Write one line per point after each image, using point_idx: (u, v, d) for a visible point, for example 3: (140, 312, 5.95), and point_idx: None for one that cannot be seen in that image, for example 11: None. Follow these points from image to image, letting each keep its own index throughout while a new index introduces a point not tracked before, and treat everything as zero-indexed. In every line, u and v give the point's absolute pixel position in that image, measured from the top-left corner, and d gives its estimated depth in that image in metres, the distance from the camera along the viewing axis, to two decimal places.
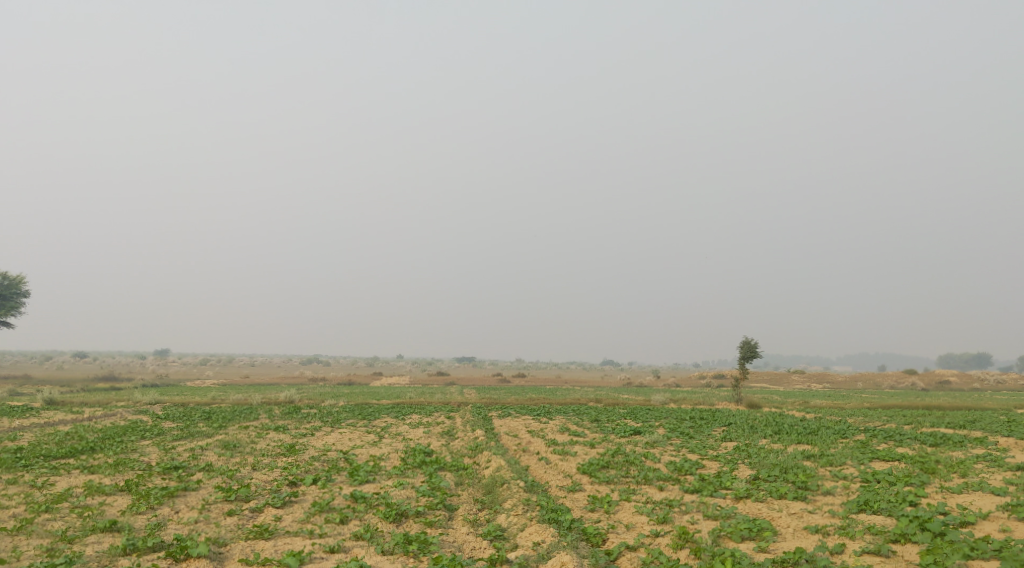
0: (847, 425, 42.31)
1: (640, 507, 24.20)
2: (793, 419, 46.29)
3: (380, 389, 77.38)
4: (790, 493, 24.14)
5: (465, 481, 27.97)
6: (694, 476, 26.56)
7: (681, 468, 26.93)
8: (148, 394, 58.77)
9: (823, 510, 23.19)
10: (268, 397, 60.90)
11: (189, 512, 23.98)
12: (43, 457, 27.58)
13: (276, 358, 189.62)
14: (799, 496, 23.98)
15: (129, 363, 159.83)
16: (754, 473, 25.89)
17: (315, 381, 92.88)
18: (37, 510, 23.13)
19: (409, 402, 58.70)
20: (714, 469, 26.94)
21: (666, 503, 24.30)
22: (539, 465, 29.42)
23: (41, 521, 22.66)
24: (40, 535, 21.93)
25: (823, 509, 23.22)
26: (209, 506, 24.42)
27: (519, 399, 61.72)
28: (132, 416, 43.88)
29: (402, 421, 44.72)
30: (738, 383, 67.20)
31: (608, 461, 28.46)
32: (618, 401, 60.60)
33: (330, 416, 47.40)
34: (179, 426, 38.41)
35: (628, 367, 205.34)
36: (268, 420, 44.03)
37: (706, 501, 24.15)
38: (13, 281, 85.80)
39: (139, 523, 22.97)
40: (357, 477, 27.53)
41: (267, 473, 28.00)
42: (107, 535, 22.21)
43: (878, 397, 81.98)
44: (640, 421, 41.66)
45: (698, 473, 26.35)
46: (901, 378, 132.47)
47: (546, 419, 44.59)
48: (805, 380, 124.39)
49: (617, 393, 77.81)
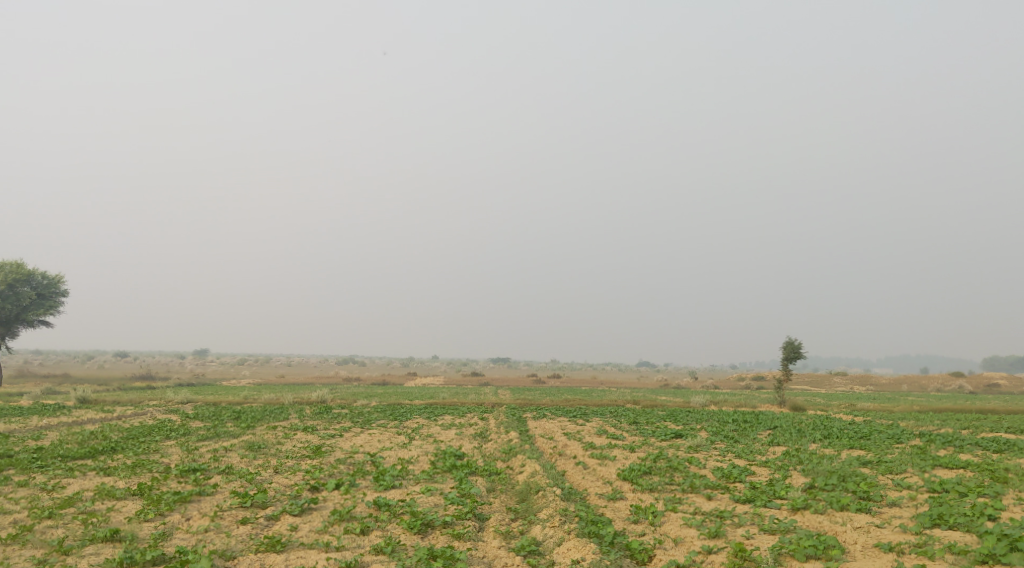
0: (901, 429, 40.02)
1: (689, 519, 22.65)
2: (842, 422, 44.15)
3: (414, 389, 76.48)
4: (853, 505, 22.38)
5: (497, 488, 26.62)
6: (744, 484, 24.90)
7: (729, 475, 25.29)
8: (181, 394, 58.52)
9: (893, 524, 21.43)
10: (300, 396, 60.34)
11: (200, 520, 23.02)
12: (60, 457, 26.92)
13: (312, 358, 190.38)
14: (863, 508, 22.24)
15: (168, 362, 161.46)
16: (809, 481, 24.12)
17: (349, 380, 92.38)
18: (39, 516, 22.37)
19: (443, 402, 57.52)
20: (764, 476, 25.23)
21: (717, 514, 22.71)
22: (577, 470, 27.92)
23: (41, 528, 21.90)
24: (36, 545, 21.16)
25: (892, 524, 21.45)
26: (222, 514, 23.44)
27: (554, 400, 60.29)
28: (162, 415, 43.33)
29: (434, 422, 43.48)
30: (781, 384, 64.92)
31: (650, 467, 26.88)
32: (656, 403, 58.86)
33: (361, 416, 46.40)
34: (207, 425, 37.65)
35: (663, 368, 202.83)
36: (298, 420, 43.16)
37: (760, 512, 22.51)
38: (52, 281, 86.75)
39: (144, 532, 22.07)
40: (382, 482, 26.36)
41: (289, 477, 26.96)
42: (107, 545, 21.32)
43: (926, 399, 78.84)
44: (682, 424, 39.89)
45: (749, 481, 24.67)
46: (949, 381, 128.42)
47: (583, 420, 43.03)
48: (846, 381, 121.21)
49: (655, 394, 75.86)
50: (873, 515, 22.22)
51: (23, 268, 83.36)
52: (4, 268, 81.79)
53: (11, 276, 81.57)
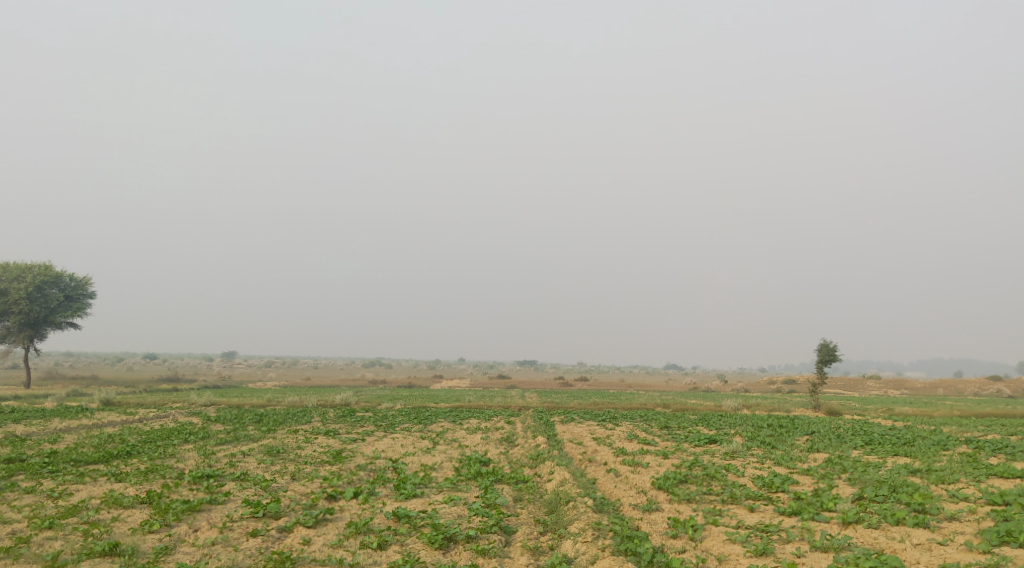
0: (946, 435, 38.25)
1: (732, 534, 21.37)
2: (882, 427, 42.38)
3: (439, 392, 75.61)
4: (910, 519, 21.01)
5: (525, 497, 25.52)
6: (788, 494, 23.56)
7: (771, 485, 23.95)
8: (205, 396, 58.20)
9: (957, 541, 20.02)
10: (324, 398, 59.70)
11: (208, 531, 22.23)
12: (73, 462, 26.36)
13: (340, 361, 190.82)
14: (920, 523, 20.85)
15: (197, 364, 162.51)
16: (858, 492, 22.73)
17: (375, 383, 91.74)
18: (39, 527, 21.72)
19: (468, 406, 56.52)
20: (809, 486, 23.87)
21: (762, 529, 21.41)
22: (608, 479, 26.72)
23: (39, 540, 21.24)
24: (29, 559, 20.47)
25: (956, 541, 20.04)
26: (232, 525, 22.63)
27: (582, 404, 59.03)
28: (185, 418, 42.88)
29: (460, 426, 42.51)
30: (816, 387, 63.06)
31: (686, 475, 25.61)
32: (686, 407, 57.36)
33: (385, 420, 45.56)
34: (227, 429, 36.99)
35: (691, 371, 200.23)
36: (320, 424, 42.39)
37: (810, 527, 21.13)
38: (80, 283, 87.33)
39: (146, 546, 21.33)
40: (402, 491, 25.40)
41: (307, 484, 26.11)
42: (105, 560, 20.60)
43: (966, 404, 76.42)
44: (715, 429, 38.47)
45: (794, 491, 23.30)
46: (987, 384, 124.96)
47: (612, 425, 41.79)
48: (880, 385, 118.20)
49: (686, 397, 74.31)
50: (933, 530, 20.80)
51: (52, 269, 84.09)
52: (33, 270, 82.64)
53: (40, 277, 82.35)
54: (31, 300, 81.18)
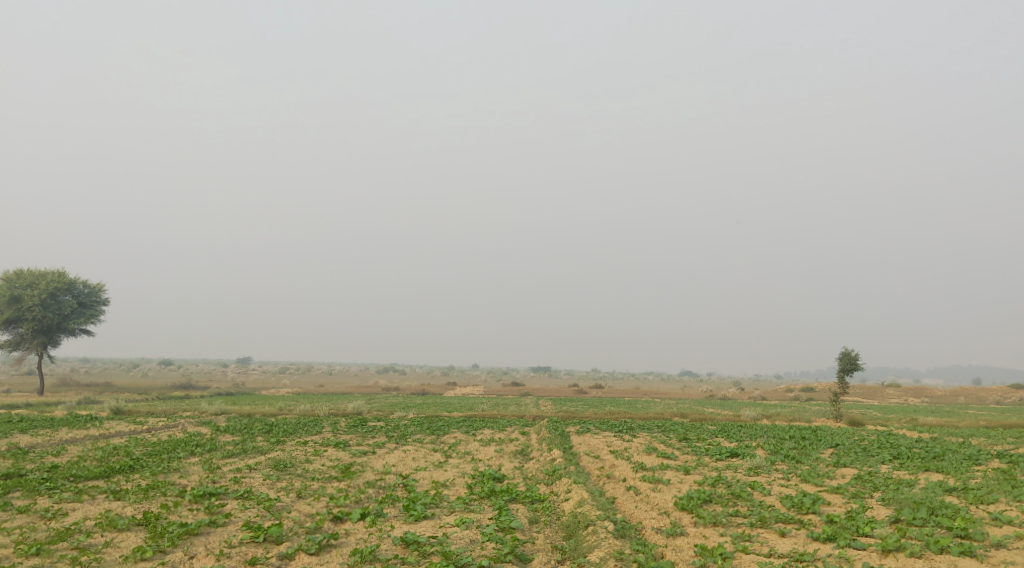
0: (977, 448, 36.89)
1: (765, 564, 20.34)
2: (909, 439, 41.06)
3: (453, 399, 74.80)
4: (954, 547, 19.95)
5: (541, 519, 24.56)
6: (819, 517, 22.49)
7: (801, 506, 22.90)
8: (216, 403, 57.62)
9: None
10: (335, 406, 58.88)
11: (204, 559, 21.48)
12: (72, 478, 25.81)
13: (354, 367, 190.55)
14: (967, 551, 19.78)
15: (211, 371, 162.53)
16: (895, 514, 21.70)
17: (388, 391, 91.00)
18: (27, 552, 21.07)
19: (482, 415, 55.60)
20: (842, 507, 22.82)
21: (796, 558, 20.36)
22: (628, 497, 25.71)
23: None
24: None
25: None
26: (230, 552, 21.86)
27: (597, 413, 57.97)
28: (193, 428, 42.23)
29: (472, 437, 41.60)
30: (837, 397, 61.61)
31: (711, 495, 24.55)
32: (704, 417, 56.15)
33: (397, 430, 44.70)
34: (235, 440, 36.31)
35: (706, 377, 198.35)
36: (331, 434, 41.59)
37: (848, 557, 20.08)
38: (94, 289, 87.15)
39: None
40: (412, 512, 24.54)
41: (312, 504, 25.30)
42: None
43: (991, 413, 74.70)
44: (736, 441, 37.32)
45: (826, 513, 22.23)
46: (1009, 392, 122.86)
47: (629, 436, 40.76)
48: (901, 394, 116.24)
49: (703, 406, 73.00)
50: (979, 559, 19.73)
51: (65, 276, 84.03)
52: (47, 277, 82.59)
53: (53, 285, 82.26)
54: (44, 307, 81.29)
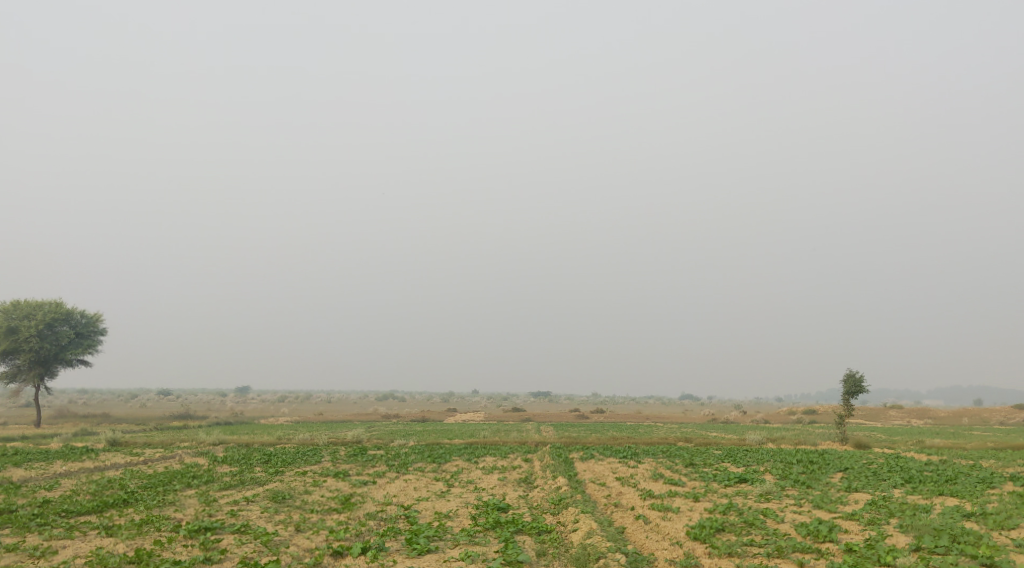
0: (988, 470, 36.28)
1: None
2: (918, 462, 40.40)
3: (453, 427, 74.02)
4: None
5: (548, 550, 23.88)
6: (837, 545, 21.90)
7: (817, 534, 22.33)
8: (214, 434, 56.78)
9: None
10: (334, 435, 58.08)
11: None
12: (63, 514, 25.15)
13: (354, 394, 189.41)
14: None
15: (209, 400, 161.23)
16: (915, 542, 21.19)
17: (388, 418, 90.25)
18: None
19: (484, 442, 54.84)
20: (859, 535, 22.25)
21: None
22: (637, 527, 25.05)
23: None
24: None
25: None
26: None
27: (600, 438, 57.21)
28: (191, 459, 41.53)
29: (475, 465, 40.88)
30: (842, 419, 60.94)
31: (724, 523, 23.91)
32: (709, 441, 55.47)
33: (398, 458, 44.02)
34: (233, 471, 35.61)
35: (707, 401, 197.03)
36: (330, 464, 40.90)
37: None
38: (91, 319, 86.46)
39: None
40: (415, 546, 23.86)
41: (312, 538, 24.62)
42: None
43: (997, 434, 73.94)
44: (743, 467, 36.64)
45: (844, 542, 21.68)
46: (1012, 412, 122.12)
47: (634, 462, 40.09)
48: (904, 415, 115.25)
49: (706, 430, 72.18)
50: None
51: (62, 306, 83.42)
52: (43, 308, 81.99)
53: (49, 315, 81.63)
54: (41, 338, 80.66)
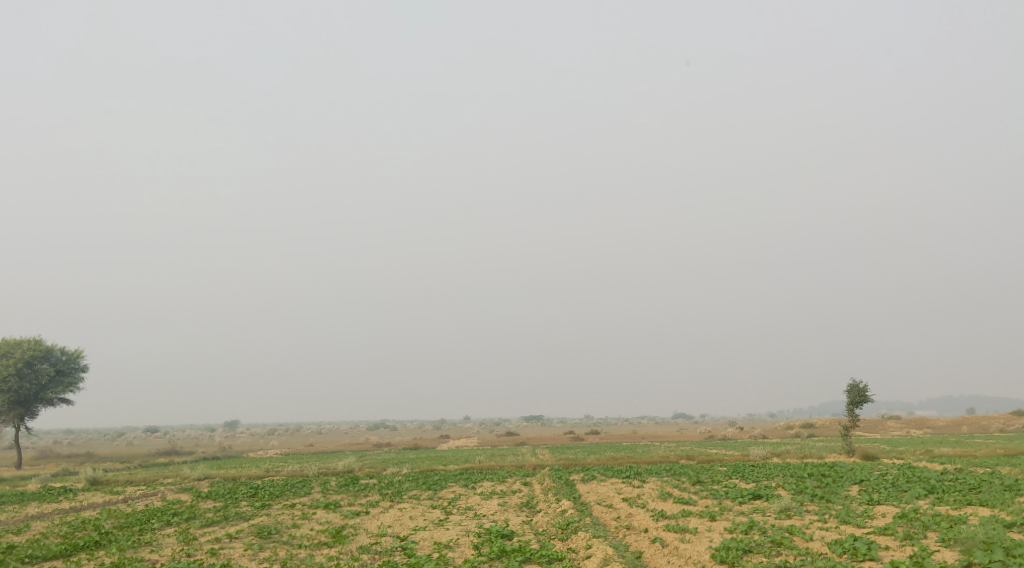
0: (1007, 477, 35.01)
1: None
2: (933, 471, 38.98)
3: (447, 452, 72.19)
4: None
5: None
6: (878, 565, 20.65)
7: (857, 553, 21.09)
8: (199, 469, 54.56)
9: None
10: (325, 465, 55.96)
11: None
12: (26, 561, 23.40)
13: (345, 423, 186.42)
14: None
15: (196, 435, 157.70)
16: (963, 560, 19.95)
17: (380, 446, 88.13)
18: None
19: (480, 467, 53.05)
20: (898, 554, 20.94)
21: None
22: (656, 551, 23.41)
23: None
24: None
25: None
26: None
27: (600, 459, 55.48)
28: (174, 495, 39.60)
29: (473, 490, 39.14)
30: (848, 430, 59.54)
31: (751, 544, 22.43)
32: (712, 458, 53.96)
33: (392, 486, 42.26)
34: (217, 507, 33.77)
35: (701, 419, 195.18)
36: (320, 495, 39.14)
37: None
38: (71, 356, 83.95)
39: None
40: None
41: None
42: None
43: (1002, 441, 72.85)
44: (753, 482, 35.13)
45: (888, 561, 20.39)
46: (1008, 419, 121.22)
47: (638, 481, 38.54)
48: (902, 426, 113.76)
49: (708, 447, 70.53)
50: None
51: (41, 343, 81.06)
52: (22, 345, 79.66)
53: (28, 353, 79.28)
54: (20, 377, 78.29)
